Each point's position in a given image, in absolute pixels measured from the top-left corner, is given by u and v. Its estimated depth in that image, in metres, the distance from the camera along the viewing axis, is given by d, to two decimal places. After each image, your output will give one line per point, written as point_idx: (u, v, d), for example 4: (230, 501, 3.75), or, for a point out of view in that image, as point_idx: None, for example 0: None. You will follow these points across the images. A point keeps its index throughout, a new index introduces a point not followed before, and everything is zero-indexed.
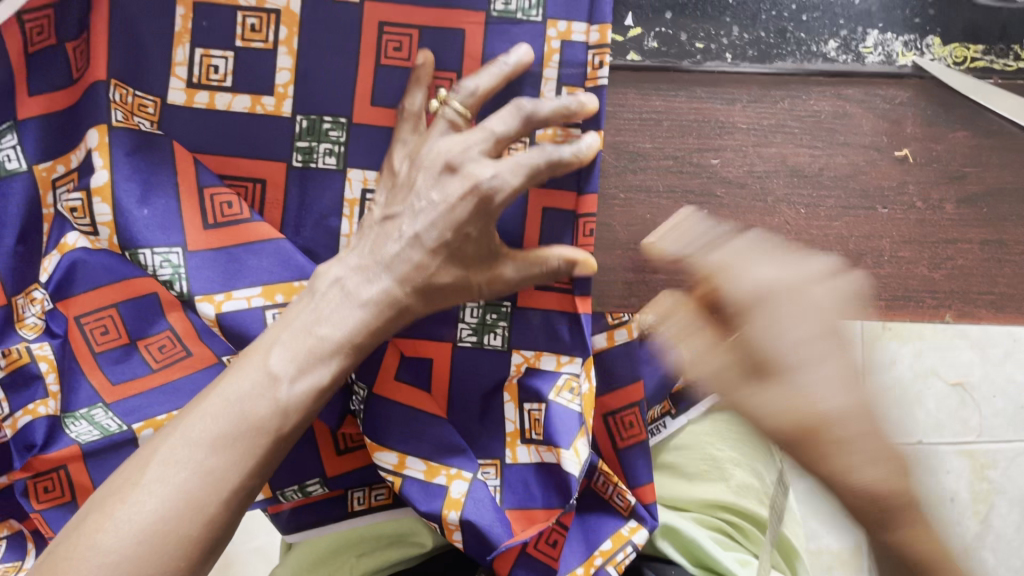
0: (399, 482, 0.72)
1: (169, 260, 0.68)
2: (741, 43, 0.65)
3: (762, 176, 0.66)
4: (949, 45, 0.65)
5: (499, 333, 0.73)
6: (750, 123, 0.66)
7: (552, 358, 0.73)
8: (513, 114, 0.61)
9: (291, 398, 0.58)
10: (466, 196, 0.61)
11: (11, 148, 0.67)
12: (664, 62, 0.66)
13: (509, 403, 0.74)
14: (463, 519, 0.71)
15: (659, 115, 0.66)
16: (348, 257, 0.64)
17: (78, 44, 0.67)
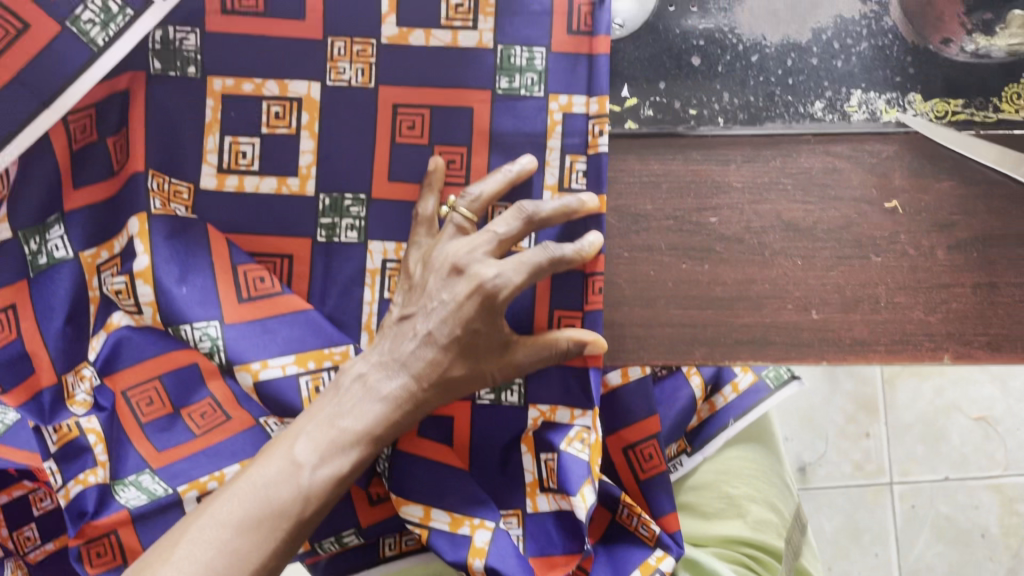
0: (426, 534, 0.76)
1: (208, 333, 0.73)
2: (732, 108, 0.69)
3: (759, 232, 0.69)
4: (930, 100, 0.69)
5: (516, 390, 0.76)
6: (744, 182, 0.69)
7: (567, 411, 0.75)
8: (516, 220, 0.67)
9: (312, 483, 0.66)
10: (472, 294, 0.67)
11: (59, 238, 0.72)
12: (659, 129, 0.70)
13: (527, 454, 0.77)
14: (487, 566, 0.74)
15: (658, 178, 0.70)
16: (371, 354, 0.71)
17: (119, 139, 0.73)
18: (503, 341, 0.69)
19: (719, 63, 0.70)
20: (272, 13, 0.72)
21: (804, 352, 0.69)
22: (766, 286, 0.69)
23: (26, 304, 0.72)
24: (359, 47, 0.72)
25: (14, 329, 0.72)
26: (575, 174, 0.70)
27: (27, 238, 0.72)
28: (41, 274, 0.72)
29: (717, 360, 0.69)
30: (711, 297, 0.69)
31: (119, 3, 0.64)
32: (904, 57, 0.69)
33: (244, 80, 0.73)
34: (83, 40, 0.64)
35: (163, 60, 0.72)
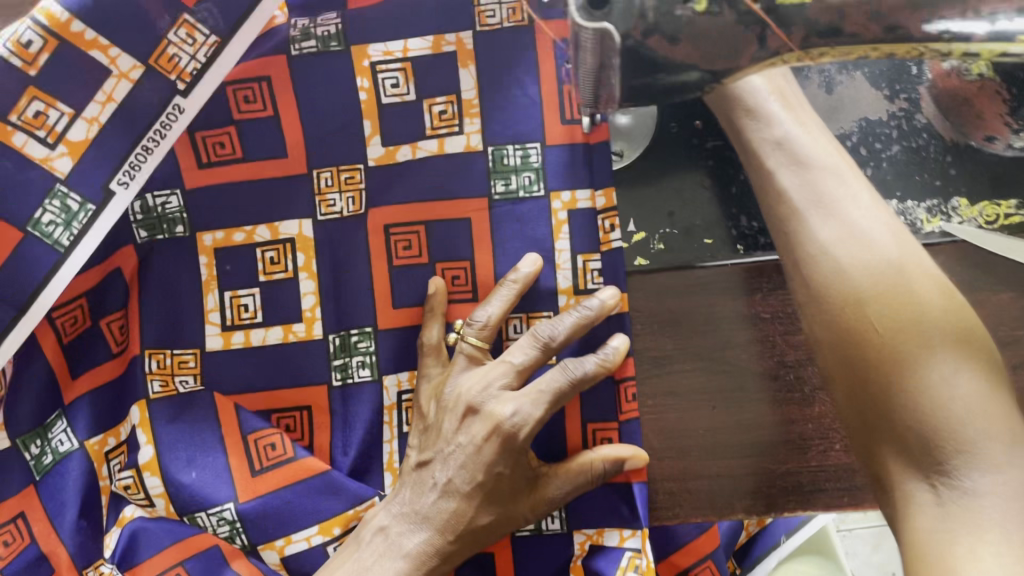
0: None
1: (224, 518, 0.70)
2: (752, 232, 0.62)
3: (794, 366, 0.63)
4: (978, 204, 0.61)
5: (556, 517, 0.67)
6: (773, 312, 0.63)
7: (615, 532, 0.66)
8: (531, 346, 0.62)
9: None
10: (490, 436, 0.61)
11: (62, 432, 0.69)
12: (672, 264, 0.63)
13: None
14: None
15: (676, 317, 0.64)
16: (391, 504, 0.65)
17: (112, 320, 0.70)
18: (530, 476, 0.63)
19: (732, 184, 0.63)
20: (252, 156, 0.68)
21: (857, 497, 0.62)
22: (809, 426, 0.62)
23: (35, 508, 0.68)
24: (346, 174, 0.68)
25: (26, 536, 0.68)
26: (591, 273, 0.65)
27: (27, 444, 0.68)
28: (48, 474, 0.69)
29: (762, 513, 0.63)
30: (749, 442, 0.63)
31: (78, 199, 0.60)
32: (944, 157, 0.61)
33: (234, 229, 0.69)
34: (47, 244, 0.59)
35: (149, 228, 0.69)
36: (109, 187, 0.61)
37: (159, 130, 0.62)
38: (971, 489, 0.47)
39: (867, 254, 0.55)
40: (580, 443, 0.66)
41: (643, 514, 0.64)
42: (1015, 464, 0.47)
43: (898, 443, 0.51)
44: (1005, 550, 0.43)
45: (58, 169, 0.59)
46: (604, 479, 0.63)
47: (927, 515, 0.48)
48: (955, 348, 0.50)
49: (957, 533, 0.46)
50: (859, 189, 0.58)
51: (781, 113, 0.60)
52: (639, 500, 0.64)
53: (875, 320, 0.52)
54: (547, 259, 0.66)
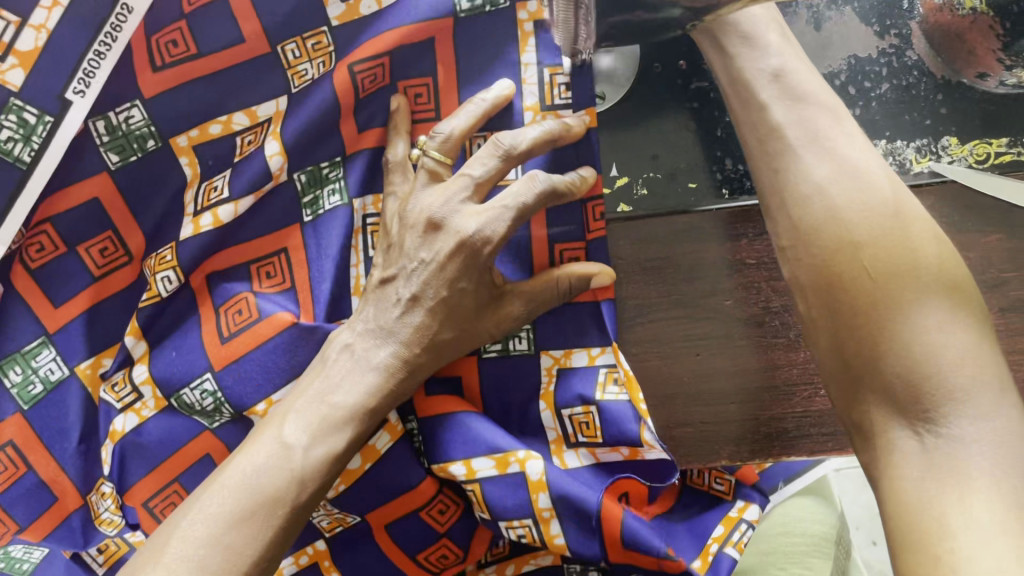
0: (479, 490, 0.63)
1: (206, 390, 0.65)
2: (737, 175, 0.61)
3: (780, 312, 0.62)
4: (968, 142, 0.59)
5: (523, 337, 0.63)
6: (759, 257, 0.62)
7: (583, 352, 0.63)
8: (494, 157, 0.57)
9: (306, 466, 0.57)
10: (454, 253, 0.57)
11: (51, 360, 0.66)
12: (656, 211, 0.62)
13: (547, 412, 0.64)
14: (555, 497, 0.62)
15: (661, 262, 0.63)
16: (356, 321, 0.61)
17: (91, 244, 0.65)
18: (493, 293, 0.59)
19: (717, 127, 0.62)
20: (207, 50, 0.61)
21: (841, 442, 0.61)
22: (794, 371, 0.62)
23: (23, 437, 0.66)
24: (312, 41, 0.61)
25: (21, 463, 0.66)
26: (559, 88, 0.60)
27: (8, 370, 0.65)
28: (38, 403, 0.66)
29: (745, 459, 0.62)
30: (734, 388, 0.62)
31: (35, 111, 0.60)
32: (935, 95, 0.59)
33: (209, 123, 0.63)
34: (9, 160, 0.60)
35: (119, 150, 0.63)
36: (65, 96, 0.60)
37: (109, 31, 0.59)
38: (957, 436, 0.45)
39: (860, 193, 0.52)
40: (548, 263, 0.62)
41: (610, 327, 0.61)
42: (1001, 412, 0.46)
43: (882, 390, 0.48)
44: (989, 497, 0.42)
45: (9, 80, 0.59)
46: (569, 295, 0.60)
47: (910, 459, 0.46)
48: (947, 295, 0.48)
49: (943, 481, 0.44)
50: (853, 132, 0.55)
51: (775, 44, 0.57)
52: (605, 314, 0.61)
53: (869, 264, 0.50)
54: (512, 72, 0.60)
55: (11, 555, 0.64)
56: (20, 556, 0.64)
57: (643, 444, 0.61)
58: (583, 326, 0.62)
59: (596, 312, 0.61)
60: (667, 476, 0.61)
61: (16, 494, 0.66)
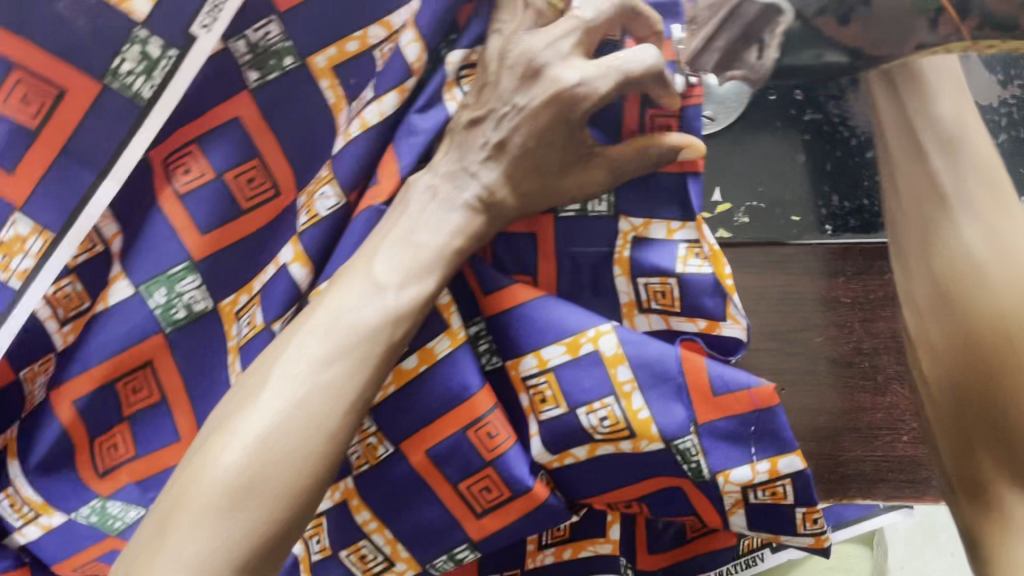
0: (555, 380, 0.59)
1: None
2: (841, 212, 0.61)
3: (871, 354, 0.61)
4: None
5: (605, 199, 0.59)
6: (855, 297, 0.61)
7: (662, 225, 0.59)
8: (611, 3, 0.51)
9: (401, 304, 0.51)
10: (550, 102, 0.52)
11: (193, 290, 0.62)
12: (755, 240, 0.61)
13: (621, 278, 0.60)
14: (635, 368, 0.58)
15: (754, 294, 0.62)
16: (436, 164, 0.55)
17: (238, 171, 0.61)
18: (582, 152, 0.54)
19: (828, 160, 0.61)
20: None
21: (919, 489, 0.61)
22: (878, 415, 0.61)
23: (162, 361, 0.63)
24: None
25: (156, 389, 0.64)
26: None
27: (152, 291, 0.62)
28: (180, 328, 0.63)
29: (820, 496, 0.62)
30: (809, 427, 0.62)
31: (160, 44, 0.54)
32: None
33: (346, 40, 0.59)
34: (127, 96, 0.55)
35: (258, 66, 0.59)
36: (191, 32, 0.54)
37: None
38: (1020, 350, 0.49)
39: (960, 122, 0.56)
40: (637, 128, 0.56)
41: (698, 205, 0.58)
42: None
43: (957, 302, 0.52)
44: None
45: (136, 9, 0.53)
46: (655, 167, 0.55)
47: (945, 359, 0.52)
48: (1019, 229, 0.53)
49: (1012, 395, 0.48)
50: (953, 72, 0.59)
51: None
52: (693, 191, 0.57)
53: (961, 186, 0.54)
54: None
55: (107, 512, 0.65)
56: (117, 515, 0.65)
57: (727, 318, 0.59)
58: (663, 200, 0.59)
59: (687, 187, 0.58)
60: (733, 352, 0.60)
61: (148, 420, 0.65)
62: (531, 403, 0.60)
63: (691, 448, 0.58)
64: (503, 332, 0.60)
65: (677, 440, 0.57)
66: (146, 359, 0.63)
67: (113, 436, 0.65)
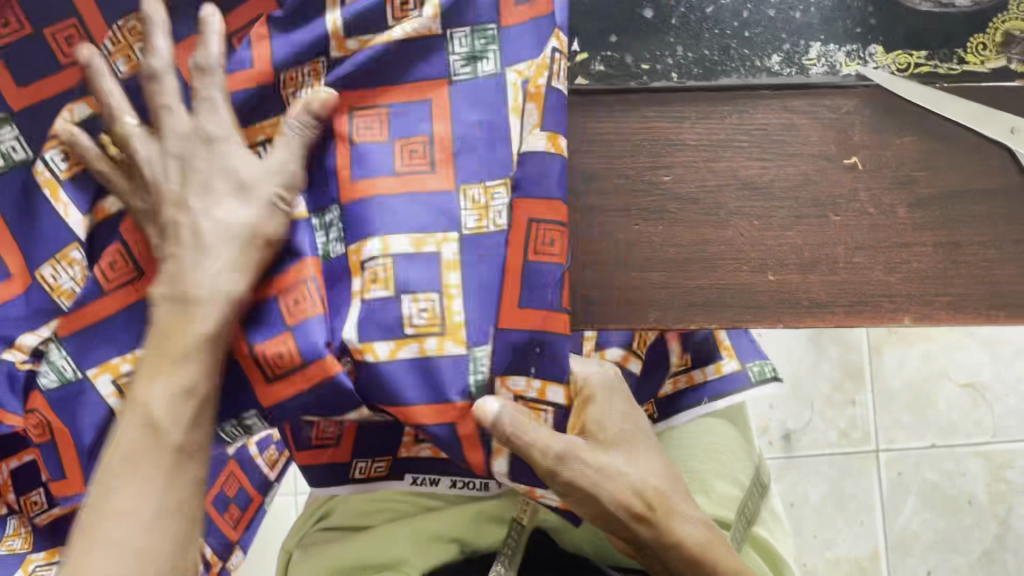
0: (392, 263, 0.58)
1: None
2: (686, 62, 0.67)
3: (714, 191, 0.67)
4: (892, 52, 0.66)
5: (491, 56, 0.61)
6: (699, 140, 0.67)
7: (530, 65, 0.61)
8: None
9: (218, 182, 0.57)
10: None
11: (13, 139, 0.64)
12: (610, 86, 0.67)
13: (514, 119, 0.61)
14: (466, 271, 0.59)
15: (609, 136, 0.67)
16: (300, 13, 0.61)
17: (57, 30, 0.63)
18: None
19: (672, 16, 0.67)
20: None
21: (761, 314, 0.66)
22: (722, 246, 0.67)
23: None
24: None
25: None
26: None
27: None
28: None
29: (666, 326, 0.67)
30: (656, 258, 0.67)
31: None
32: (866, 7, 0.67)
33: None
34: None
35: None
36: None
37: None
38: None
39: None
40: None
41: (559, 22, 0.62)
42: None
43: None
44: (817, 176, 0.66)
45: None
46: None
47: (619, 431, 0.65)
48: None
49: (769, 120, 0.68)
50: None
51: None
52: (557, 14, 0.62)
53: None
54: None
55: None
56: None
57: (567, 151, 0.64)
58: (535, 44, 0.61)
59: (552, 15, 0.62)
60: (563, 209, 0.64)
61: None
62: (361, 286, 0.59)
63: (481, 362, 0.59)
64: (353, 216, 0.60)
65: (477, 348, 0.59)
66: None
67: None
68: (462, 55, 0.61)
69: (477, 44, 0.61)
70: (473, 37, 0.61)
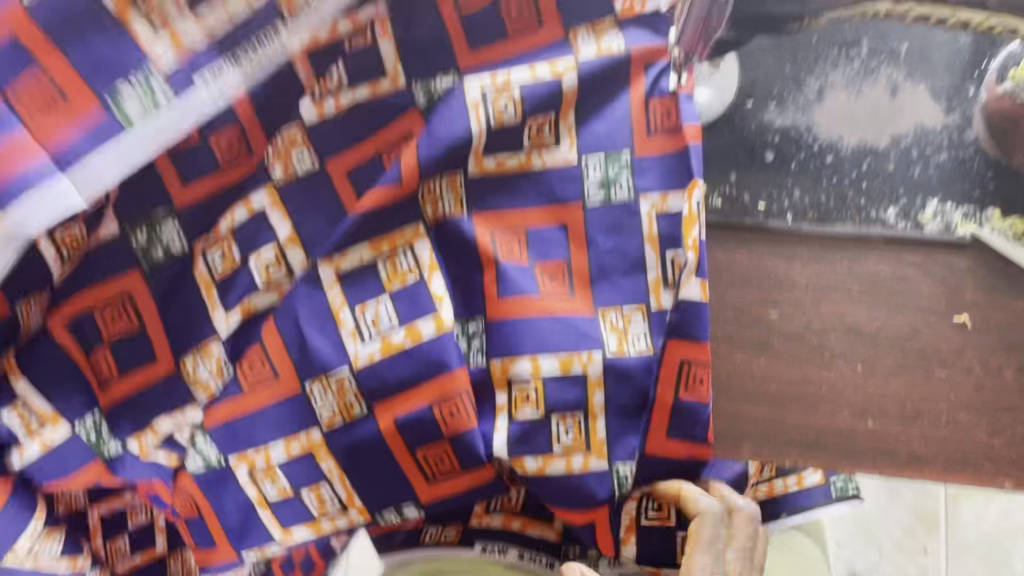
0: (542, 385, 0.73)
1: (382, 311, 0.75)
2: (802, 206, 0.69)
3: (820, 332, 0.68)
4: (1009, 218, 0.68)
5: (625, 185, 0.71)
6: (809, 281, 0.68)
7: (680, 198, 0.70)
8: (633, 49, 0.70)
9: None
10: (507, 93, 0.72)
11: (172, 233, 0.77)
12: (727, 222, 0.69)
13: (652, 252, 0.71)
14: (607, 395, 0.73)
15: (721, 268, 0.69)
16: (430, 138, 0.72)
17: (222, 137, 0.77)
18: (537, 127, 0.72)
19: (793, 161, 0.69)
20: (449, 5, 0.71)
21: (855, 460, 0.66)
22: (823, 388, 0.67)
23: (141, 292, 0.77)
24: None
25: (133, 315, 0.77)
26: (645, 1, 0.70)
27: (136, 231, 0.77)
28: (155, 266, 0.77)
29: (765, 458, 0.67)
30: (753, 391, 0.67)
31: None
32: (986, 172, 0.68)
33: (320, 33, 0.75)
34: None
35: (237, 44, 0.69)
36: None
37: None
38: None
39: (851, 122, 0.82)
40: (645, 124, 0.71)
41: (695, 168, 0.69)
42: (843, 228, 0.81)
43: None
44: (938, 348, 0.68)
45: None
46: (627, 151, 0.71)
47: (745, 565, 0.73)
48: None
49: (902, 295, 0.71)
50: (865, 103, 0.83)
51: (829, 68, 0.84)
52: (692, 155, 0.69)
53: None
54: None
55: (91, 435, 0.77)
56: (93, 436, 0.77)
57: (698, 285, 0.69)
58: (678, 178, 0.70)
59: (683, 157, 0.69)
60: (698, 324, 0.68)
61: (127, 343, 0.77)
62: (509, 401, 0.74)
63: (627, 473, 0.74)
64: (499, 336, 0.74)
65: (618, 464, 0.74)
66: (123, 292, 0.77)
67: (98, 361, 0.77)
68: (597, 180, 0.72)
69: (612, 171, 0.72)
70: (608, 166, 0.72)
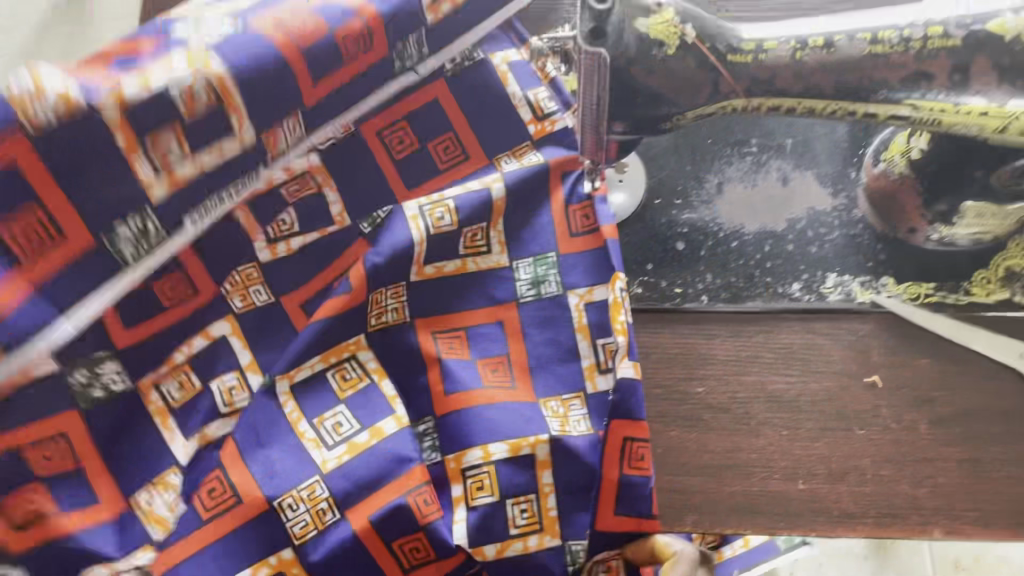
0: (493, 469, 0.75)
1: (338, 419, 0.77)
2: (715, 287, 0.75)
3: (744, 402, 0.72)
4: (903, 283, 0.74)
5: (553, 281, 0.78)
6: (729, 355, 0.74)
7: (603, 289, 0.76)
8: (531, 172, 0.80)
9: None
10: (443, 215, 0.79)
11: (113, 372, 0.73)
12: (648, 305, 0.76)
13: (583, 341, 0.77)
14: (556, 476, 0.75)
15: (647, 350, 0.75)
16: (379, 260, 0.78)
17: None
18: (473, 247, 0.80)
19: (702, 247, 0.76)
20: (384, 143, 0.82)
21: (790, 523, 0.69)
22: (752, 455, 0.71)
23: (75, 431, 0.69)
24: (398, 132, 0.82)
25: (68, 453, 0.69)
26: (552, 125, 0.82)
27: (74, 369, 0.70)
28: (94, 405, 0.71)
29: (707, 528, 0.70)
30: (690, 463, 0.71)
31: None
32: (876, 246, 0.75)
33: None
34: None
35: None
36: None
37: None
38: None
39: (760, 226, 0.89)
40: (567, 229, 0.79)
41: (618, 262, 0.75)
42: None
43: None
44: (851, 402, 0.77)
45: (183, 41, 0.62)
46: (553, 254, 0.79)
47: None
48: None
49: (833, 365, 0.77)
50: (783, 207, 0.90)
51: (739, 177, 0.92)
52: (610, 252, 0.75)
53: None
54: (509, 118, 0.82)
55: None
56: None
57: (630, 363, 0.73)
58: (600, 274, 0.77)
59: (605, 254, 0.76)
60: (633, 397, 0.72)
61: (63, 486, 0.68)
62: (465, 490, 0.76)
63: (580, 550, 0.74)
64: (452, 431, 0.77)
65: (573, 542, 0.74)
66: (58, 430, 0.68)
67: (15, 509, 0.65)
68: (529, 279, 0.79)
69: (541, 271, 0.79)
70: (537, 266, 0.79)
